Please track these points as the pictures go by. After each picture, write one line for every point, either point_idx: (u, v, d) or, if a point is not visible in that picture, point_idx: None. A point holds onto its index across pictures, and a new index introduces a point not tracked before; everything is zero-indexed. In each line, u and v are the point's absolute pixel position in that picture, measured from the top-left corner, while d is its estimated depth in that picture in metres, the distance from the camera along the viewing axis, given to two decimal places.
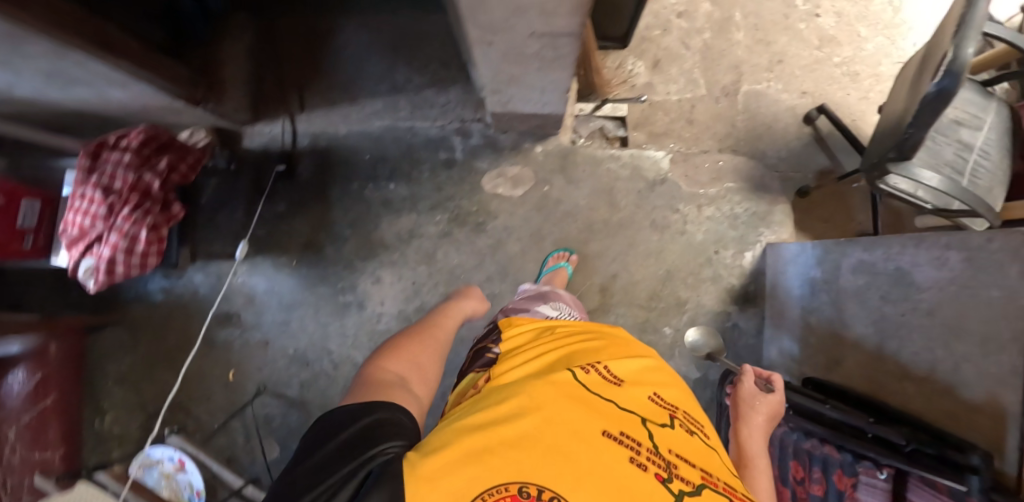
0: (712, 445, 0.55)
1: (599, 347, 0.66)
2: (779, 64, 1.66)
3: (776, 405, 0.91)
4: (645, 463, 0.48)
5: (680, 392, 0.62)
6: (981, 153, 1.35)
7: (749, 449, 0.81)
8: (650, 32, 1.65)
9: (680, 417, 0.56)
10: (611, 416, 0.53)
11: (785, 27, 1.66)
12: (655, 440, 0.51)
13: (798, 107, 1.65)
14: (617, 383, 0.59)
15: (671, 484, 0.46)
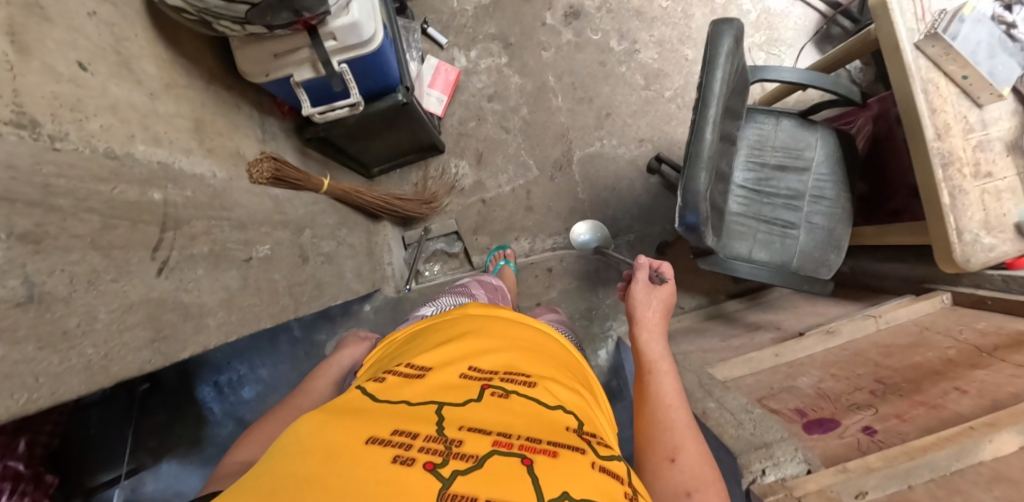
0: (531, 398, 0.53)
1: (431, 342, 0.63)
2: (608, 118, 1.56)
3: (668, 297, 1.04)
4: (415, 456, 0.43)
5: (520, 351, 0.62)
6: (816, 195, 1.25)
7: (652, 351, 0.89)
8: (466, 126, 1.57)
9: (494, 383, 0.55)
10: (397, 418, 0.48)
11: (605, 76, 1.57)
12: (440, 424, 0.47)
13: (638, 158, 1.56)
14: (416, 376, 0.54)
15: (442, 468, 0.41)
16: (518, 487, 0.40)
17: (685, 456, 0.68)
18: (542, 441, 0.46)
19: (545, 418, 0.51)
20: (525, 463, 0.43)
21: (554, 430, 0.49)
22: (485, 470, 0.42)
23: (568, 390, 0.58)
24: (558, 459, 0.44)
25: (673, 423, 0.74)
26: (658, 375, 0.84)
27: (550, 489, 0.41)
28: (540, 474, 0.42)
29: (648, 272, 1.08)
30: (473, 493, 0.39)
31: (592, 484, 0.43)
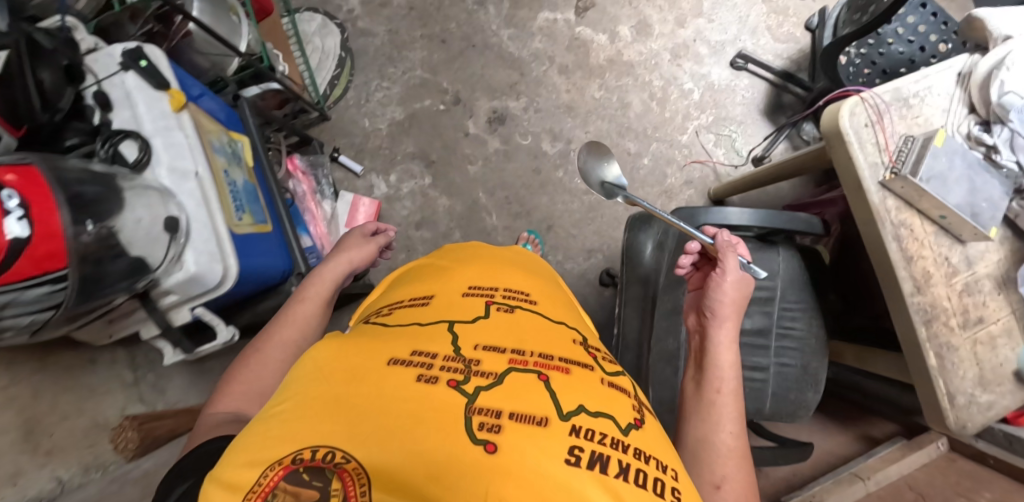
0: (536, 313, 0.45)
1: (436, 271, 0.53)
2: (551, 231, 1.39)
3: (744, 288, 0.71)
4: (438, 375, 0.36)
5: (527, 276, 0.53)
6: (782, 331, 1.10)
7: (719, 352, 0.64)
8: (393, 260, 1.38)
9: (496, 301, 0.46)
10: (404, 336, 0.40)
11: (541, 184, 1.40)
12: (452, 339, 0.40)
13: (589, 271, 1.39)
14: (415, 305, 0.45)
15: (465, 385, 0.35)
16: (543, 404, 0.35)
17: (727, 490, 0.53)
18: (557, 355, 0.40)
19: (555, 329, 0.44)
20: (541, 379, 0.37)
21: (568, 345, 0.42)
22: (507, 385, 0.36)
23: (567, 311, 0.50)
24: (572, 374, 0.38)
25: (721, 450, 0.56)
26: (724, 389, 0.61)
27: (569, 399, 0.36)
28: (559, 386, 0.36)
29: (725, 239, 0.74)
30: (499, 409, 0.34)
31: (609, 397, 0.38)
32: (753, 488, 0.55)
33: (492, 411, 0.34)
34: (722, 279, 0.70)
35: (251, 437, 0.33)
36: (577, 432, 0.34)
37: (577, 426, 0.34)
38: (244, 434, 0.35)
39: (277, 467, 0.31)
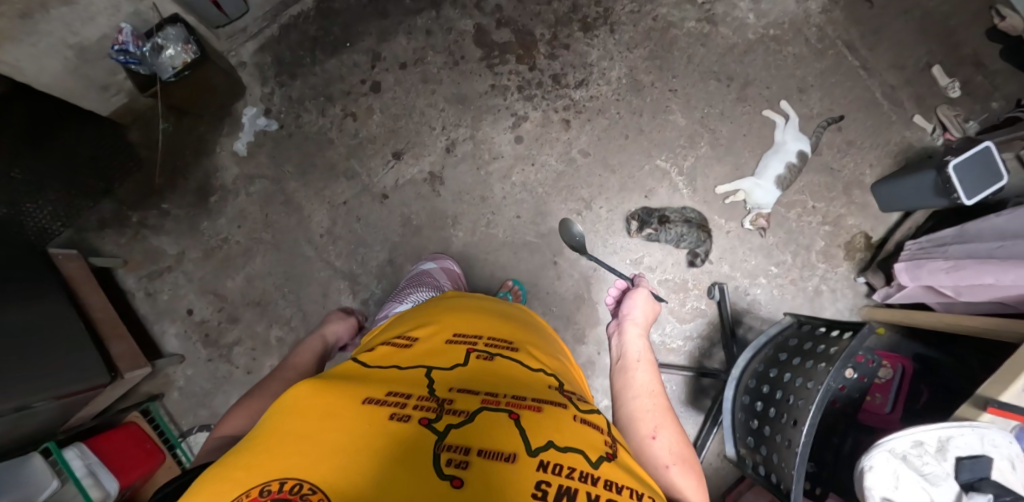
0: (512, 361, 0.63)
1: (437, 321, 0.72)
2: None
3: (652, 308, 1.04)
4: (410, 414, 0.50)
5: (501, 331, 0.72)
6: None
7: (630, 350, 0.91)
8: None
9: (477, 350, 0.64)
10: (389, 384, 0.55)
11: None
12: (431, 387, 0.55)
13: None
14: (403, 350, 0.64)
15: (436, 422, 0.49)
16: (506, 436, 0.49)
17: (665, 442, 0.74)
18: (525, 399, 0.55)
19: (529, 382, 0.60)
20: (511, 418, 0.51)
21: (540, 392, 0.58)
22: (476, 424, 0.50)
23: (546, 365, 0.67)
24: (539, 414, 0.53)
25: (662, 434, 0.75)
26: (640, 361, 0.87)
27: (537, 437, 0.49)
28: (527, 425, 0.50)
29: (642, 287, 1.08)
30: (467, 447, 0.47)
31: (576, 433, 0.52)
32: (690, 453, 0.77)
33: (459, 448, 0.47)
34: (627, 311, 1.02)
35: (238, 459, 0.45)
36: (544, 467, 0.46)
37: (542, 460, 0.47)
38: (246, 445, 0.48)
39: (246, 497, 0.42)
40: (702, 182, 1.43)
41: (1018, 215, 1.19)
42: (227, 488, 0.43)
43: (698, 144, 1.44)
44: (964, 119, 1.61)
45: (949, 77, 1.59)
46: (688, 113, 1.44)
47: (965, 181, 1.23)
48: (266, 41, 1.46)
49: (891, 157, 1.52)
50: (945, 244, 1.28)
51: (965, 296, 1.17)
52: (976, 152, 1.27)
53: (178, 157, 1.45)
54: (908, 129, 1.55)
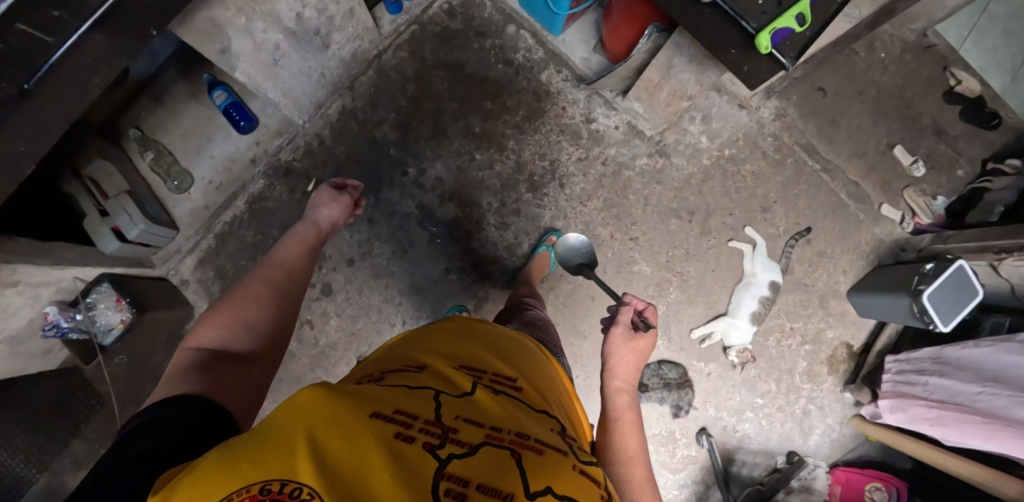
0: (517, 400, 0.58)
1: (445, 345, 0.68)
2: None
3: (645, 346, 0.97)
4: (415, 435, 0.45)
5: (501, 358, 0.68)
6: None
7: (619, 402, 0.87)
8: None
9: (483, 384, 0.59)
10: (392, 402, 0.50)
11: None
12: (437, 411, 0.50)
13: None
14: (413, 374, 0.58)
15: (440, 449, 0.44)
16: (505, 474, 0.43)
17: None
18: (528, 438, 0.50)
19: (531, 418, 0.55)
20: (513, 454, 0.45)
21: (542, 432, 0.52)
22: (478, 456, 0.44)
23: (546, 405, 0.62)
24: (542, 456, 0.47)
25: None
26: (622, 418, 0.85)
27: (536, 480, 0.43)
28: (527, 464, 0.45)
29: (643, 321, 1.02)
30: (466, 479, 0.41)
31: (579, 487, 0.46)
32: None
33: (460, 479, 0.41)
34: (630, 342, 0.97)
35: (233, 457, 0.41)
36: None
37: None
38: (237, 441, 0.43)
39: (245, 493, 0.36)
40: (675, 329, 1.40)
41: (996, 354, 1.15)
42: (225, 479, 0.38)
43: (666, 291, 1.39)
44: (931, 195, 1.56)
45: (912, 157, 1.53)
46: (652, 260, 1.39)
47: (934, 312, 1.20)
48: (204, 254, 1.39)
49: (863, 258, 1.48)
50: (926, 374, 1.25)
51: (952, 440, 1.14)
52: (948, 278, 1.24)
53: (137, 391, 1.35)
54: (878, 225, 1.50)
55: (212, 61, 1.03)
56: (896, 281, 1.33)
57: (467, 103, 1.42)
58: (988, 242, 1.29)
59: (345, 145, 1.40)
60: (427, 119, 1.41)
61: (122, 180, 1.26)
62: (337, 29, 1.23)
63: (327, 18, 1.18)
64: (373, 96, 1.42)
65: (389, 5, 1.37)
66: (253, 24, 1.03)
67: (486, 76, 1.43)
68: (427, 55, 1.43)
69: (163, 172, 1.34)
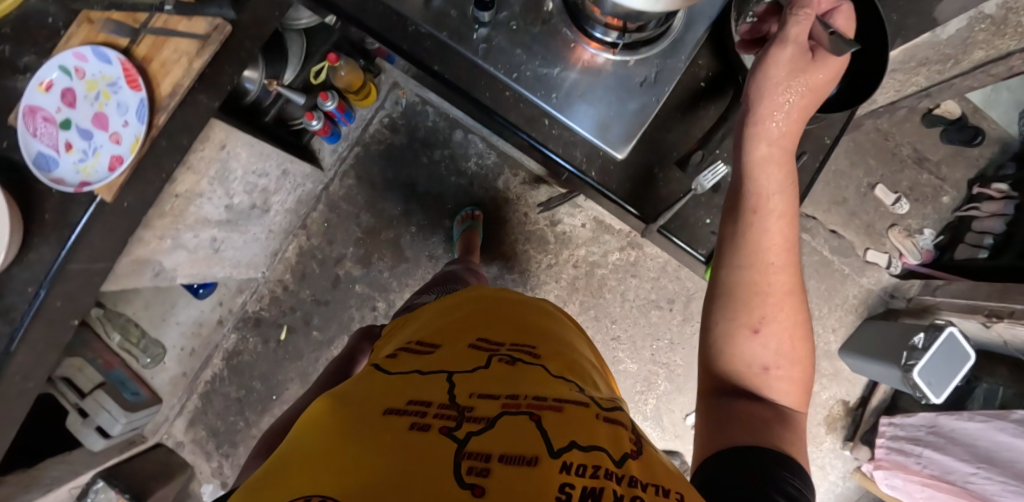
0: (536, 365, 0.52)
1: (459, 321, 0.64)
2: None
3: (829, 83, 0.56)
4: (430, 422, 0.41)
5: (522, 325, 0.63)
6: None
7: (762, 177, 0.57)
8: None
9: (500, 354, 0.54)
10: (405, 391, 0.46)
11: None
12: (450, 392, 0.45)
13: None
14: (424, 357, 0.55)
15: (458, 430, 0.39)
16: (528, 438, 0.38)
17: (763, 357, 0.56)
18: (549, 398, 0.44)
19: (550, 380, 0.49)
20: (533, 418, 0.41)
21: (564, 391, 0.47)
22: (498, 429, 0.40)
23: (571, 365, 0.57)
24: (566, 414, 0.42)
25: (767, 336, 0.56)
26: (778, 152, 0.58)
27: (560, 438, 0.39)
28: (549, 426, 0.40)
29: (820, 26, 0.55)
30: (486, 454, 0.37)
31: (608, 436, 0.41)
32: (802, 355, 0.57)
33: (480, 454, 0.37)
34: (801, 78, 0.55)
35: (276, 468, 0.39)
36: (569, 470, 0.36)
37: (568, 462, 0.37)
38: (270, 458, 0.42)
39: None
40: (669, 420, 1.39)
41: (990, 432, 1.15)
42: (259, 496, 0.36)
43: (655, 385, 1.38)
44: (918, 230, 1.48)
45: (894, 195, 1.45)
46: (637, 357, 1.38)
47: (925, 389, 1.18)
48: (192, 415, 1.39)
49: (852, 312, 1.44)
50: (920, 445, 1.25)
51: None
52: (939, 349, 1.19)
53: None
54: (864, 276, 1.45)
55: (146, 284, 0.99)
56: (887, 348, 1.30)
57: (424, 225, 1.38)
58: (977, 301, 1.23)
59: (310, 287, 1.37)
60: (387, 247, 1.37)
61: (93, 371, 1.18)
62: (274, 192, 1.17)
63: (260, 190, 1.12)
64: (328, 231, 1.37)
65: (325, 139, 1.30)
66: (180, 236, 0.98)
67: (440, 192, 1.37)
68: (376, 178, 1.37)
69: (133, 351, 1.26)
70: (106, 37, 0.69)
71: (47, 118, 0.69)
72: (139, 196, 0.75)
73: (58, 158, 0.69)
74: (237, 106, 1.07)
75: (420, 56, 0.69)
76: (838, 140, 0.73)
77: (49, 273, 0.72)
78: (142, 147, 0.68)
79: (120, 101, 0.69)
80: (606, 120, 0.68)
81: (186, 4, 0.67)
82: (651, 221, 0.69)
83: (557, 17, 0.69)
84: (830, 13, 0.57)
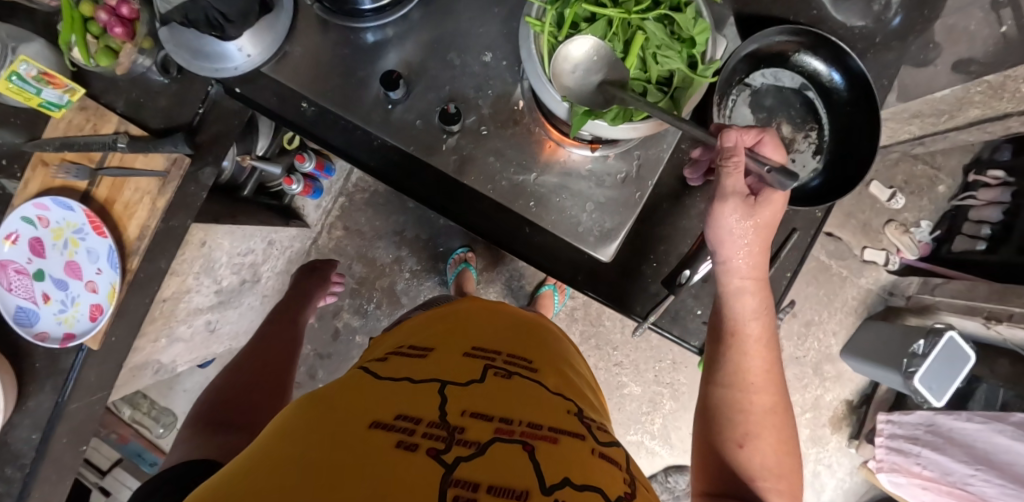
0: (532, 381, 0.52)
1: (454, 327, 0.62)
2: None
3: (777, 218, 0.57)
4: (418, 442, 0.40)
5: (517, 336, 0.62)
6: None
7: (739, 309, 0.60)
8: None
9: (494, 367, 0.53)
10: (396, 403, 0.45)
11: None
12: (442, 408, 0.44)
13: None
14: (417, 359, 0.53)
15: (446, 454, 0.39)
16: (520, 472, 0.38)
17: (760, 453, 0.59)
18: (543, 426, 0.44)
19: (546, 401, 0.49)
20: (526, 450, 0.41)
21: (557, 416, 0.47)
22: (489, 456, 0.40)
23: (565, 381, 0.56)
24: (558, 447, 0.42)
25: (758, 437, 0.59)
26: (749, 281, 0.59)
27: (552, 473, 0.39)
28: (542, 459, 0.40)
29: (754, 162, 0.55)
30: (475, 482, 0.37)
31: (596, 473, 0.42)
32: (789, 456, 0.61)
33: (468, 483, 0.37)
34: (750, 220, 0.56)
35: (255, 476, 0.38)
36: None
37: None
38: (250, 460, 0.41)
39: None
40: (677, 437, 1.42)
41: (989, 435, 1.16)
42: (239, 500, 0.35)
43: (660, 405, 1.40)
44: (915, 223, 1.42)
45: (889, 191, 1.39)
46: (640, 380, 1.40)
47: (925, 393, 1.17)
48: None
49: (852, 314, 1.45)
50: (918, 444, 1.25)
51: None
52: (939, 355, 1.15)
53: None
54: (862, 276, 1.44)
55: (149, 381, 1.02)
56: (889, 352, 1.28)
57: (417, 270, 1.37)
58: (975, 303, 1.22)
59: (310, 342, 1.37)
60: (382, 295, 1.37)
61: (110, 448, 1.18)
62: (262, 262, 1.16)
63: (247, 266, 1.11)
64: None
65: (308, 197, 1.25)
66: (175, 332, 0.98)
67: (429, 235, 1.36)
68: (363, 227, 1.36)
69: (145, 421, 1.26)
70: (63, 181, 0.67)
71: (20, 269, 0.69)
72: (126, 327, 0.74)
73: (38, 309, 0.70)
74: (217, 188, 1.01)
75: (388, 172, 0.72)
76: (828, 212, 0.74)
77: (50, 414, 0.72)
78: (119, 294, 0.69)
79: (89, 247, 0.69)
80: (587, 223, 0.68)
81: (139, 144, 0.66)
82: (641, 318, 0.72)
83: (528, 116, 0.68)
84: (755, 146, 0.56)
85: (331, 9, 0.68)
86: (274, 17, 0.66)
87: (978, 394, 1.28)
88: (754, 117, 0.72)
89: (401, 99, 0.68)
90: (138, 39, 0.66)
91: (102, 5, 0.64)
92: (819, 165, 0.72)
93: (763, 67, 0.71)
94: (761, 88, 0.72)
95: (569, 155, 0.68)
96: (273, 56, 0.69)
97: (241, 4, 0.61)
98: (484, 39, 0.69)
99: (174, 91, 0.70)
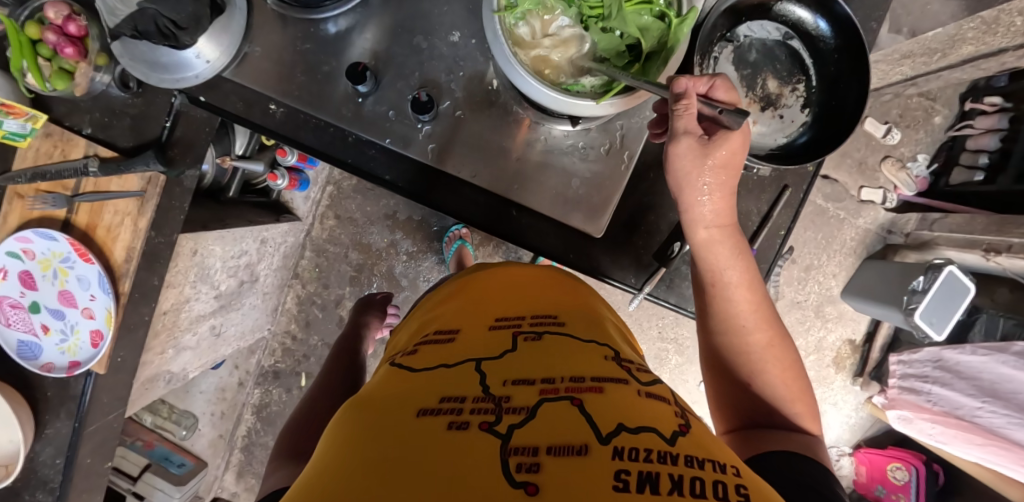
0: (564, 336, 0.49)
1: (475, 303, 0.59)
2: None
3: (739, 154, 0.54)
4: (469, 419, 0.38)
5: (547, 298, 0.59)
6: None
7: (711, 257, 0.58)
8: None
9: (524, 331, 0.51)
10: (435, 387, 0.43)
11: None
12: (483, 383, 0.42)
13: None
14: (446, 342, 0.51)
15: (498, 425, 0.37)
16: (571, 426, 0.36)
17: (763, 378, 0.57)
18: (585, 378, 0.42)
19: (582, 351, 0.46)
20: (575, 404, 0.38)
21: (597, 365, 0.44)
22: (541, 419, 0.37)
23: (600, 330, 0.54)
24: (606, 394, 0.40)
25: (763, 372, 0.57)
26: (719, 228, 0.58)
27: (605, 421, 0.36)
28: (594, 410, 0.37)
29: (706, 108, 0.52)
30: (534, 446, 0.35)
31: (649, 412, 0.39)
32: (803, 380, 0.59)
33: (527, 449, 0.35)
34: (708, 162, 0.54)
35: (315, 487, 0.35)
36: (621, 455, 0.34)
37: (618, 448, 0.34)
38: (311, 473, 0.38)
39: None
40: (685, 389, 1.45)
41: (992, 365, 1.18)
42: None
43: (666, 359, 1.43)
44: (911, 157, 1.39)
45: (883, 128, 1.35)
46: (644, 337, 1.41)
47: (927, 332, 1.17)
48: (239, 467, 1.41)
49: (852, 254, 1.44)
50: (928, 382, 1.26)
51: (954, 444, 1.20)
52: (938, 291, 1.15)
53: None
54: (860, 217, 1.42)
55: (162, 391, 1.05)
56: (887, 290, 1.28)
57: (413, 252, 1.36)
58: (975, 236, 1.22)
59: (317, 333, 1.39)
60: (381, 279, 1.37)
61: (137, 455, 1.18)
62: (258, 262, 1.16)
63: (243, 268, 1.10)
64: (320, 275, 1.37)
65: (294, 190, 1.23)
66: (180, 341, 0.99)
67: (422, 215, 1.35)
68: (355, 214, 1.35)
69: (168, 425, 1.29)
70: (41, 211, 0.69)
71: (15, 303, 0.71)
72: (131, 346, 0.75)
73: (40, 342, 0.71)
74: (198, 192, 0.99)
75: (366, 165, 0.71)
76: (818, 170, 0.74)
77: (70, 439, 0.74)
78: (116, 317, 0.71)
79: (78, 275, 0.70)
80: (576, 199, 0.69)
81: (110, 167, 0.66)
82: (637, 289, 0.73)
83: (503, 95, 0.68)
84: (709, 91, 0.53)
85: (285, 3, 0.66)
86: (227, 18, 0.64)
87: (978, 325, 1.29)
88: (738, 74, 0.69)
89: (370, 91, 0.67)
90: (90, 56, 0.64)
91: (48, 27, 0.63)
92: (807, 118, 0.70)
93: (746, 20, 0.68)
94: (745, 42, 0.69)
95: (548, 131, 0.69)
96: (234, 58, 0.67)
97: (191, 10, 0.59)
98: (447, 18, 0.68)
99: (139, 105, 0.69)
